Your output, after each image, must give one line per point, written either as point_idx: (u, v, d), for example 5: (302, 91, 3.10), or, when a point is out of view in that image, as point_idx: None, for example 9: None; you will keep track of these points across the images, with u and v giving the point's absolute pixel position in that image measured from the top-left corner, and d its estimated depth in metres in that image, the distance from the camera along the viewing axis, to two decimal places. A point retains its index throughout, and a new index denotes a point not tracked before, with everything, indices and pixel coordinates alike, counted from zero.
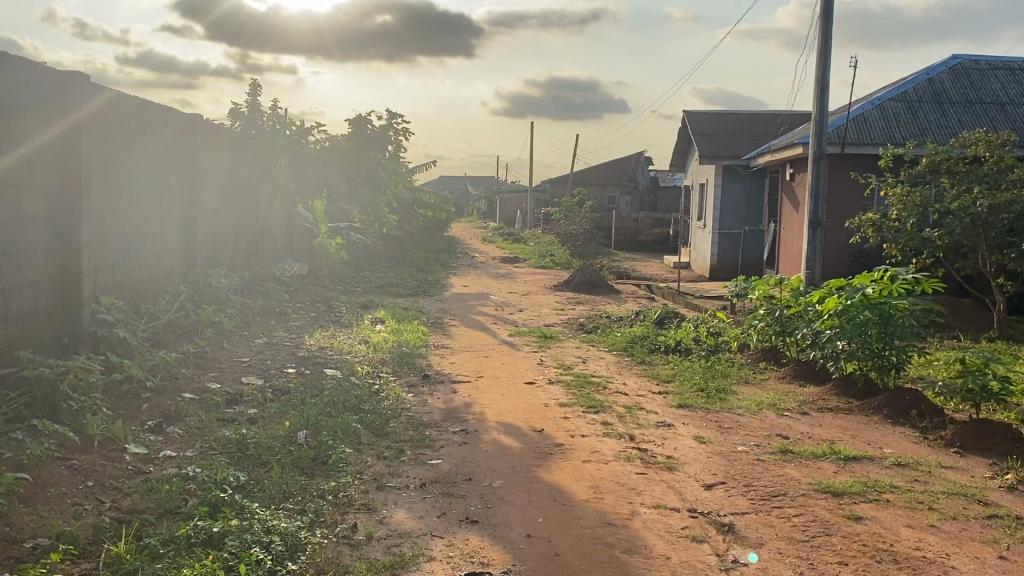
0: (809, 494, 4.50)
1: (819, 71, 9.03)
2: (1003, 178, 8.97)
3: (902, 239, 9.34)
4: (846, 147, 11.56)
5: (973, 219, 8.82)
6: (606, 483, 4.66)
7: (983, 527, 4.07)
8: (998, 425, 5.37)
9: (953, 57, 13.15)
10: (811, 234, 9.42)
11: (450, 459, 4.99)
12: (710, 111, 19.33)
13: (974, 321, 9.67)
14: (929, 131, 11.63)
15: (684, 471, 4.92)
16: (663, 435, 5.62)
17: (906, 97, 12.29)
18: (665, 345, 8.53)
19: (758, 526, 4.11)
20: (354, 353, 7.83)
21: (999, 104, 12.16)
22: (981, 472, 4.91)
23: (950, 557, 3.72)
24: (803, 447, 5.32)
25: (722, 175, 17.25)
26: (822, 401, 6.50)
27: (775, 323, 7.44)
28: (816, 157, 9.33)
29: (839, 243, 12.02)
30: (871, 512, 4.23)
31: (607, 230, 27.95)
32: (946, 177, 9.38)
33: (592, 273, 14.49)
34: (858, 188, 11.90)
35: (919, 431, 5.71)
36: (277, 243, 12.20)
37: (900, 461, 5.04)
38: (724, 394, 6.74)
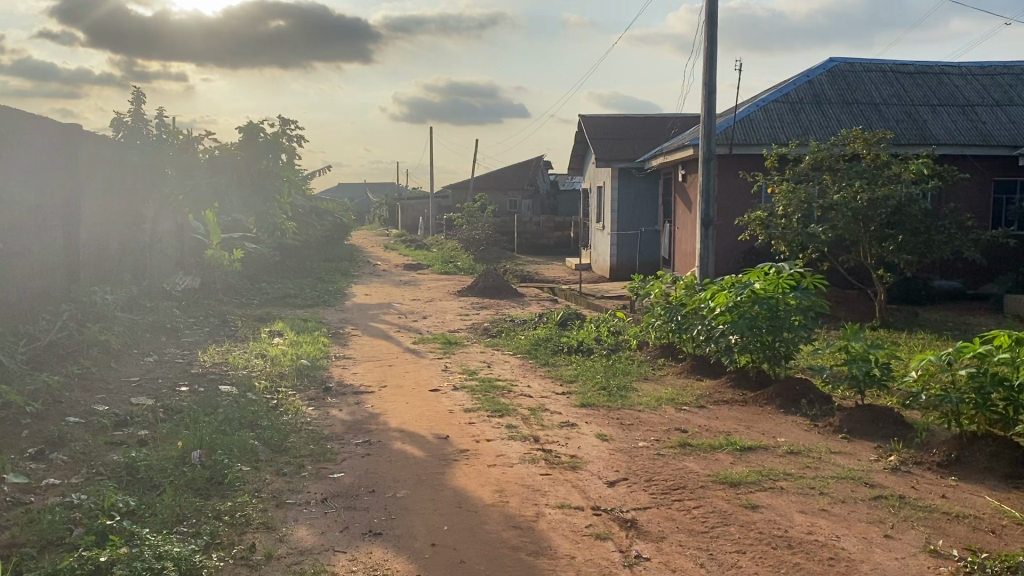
0: (708, 485, 4.62)
1: (706, 73, 9.30)
2: (880, 174, 9.42)
3: (788, 235, 9.71)
4: (734, 147, 11.89)
5: (854, 214, 9.23)
6: (511, 485, 4.66)
7: (870, 507, 4.26)
8: (881, 410, 5.63)
9: (830, 60, 13.86)
10: (703, 234, 9.67)
11: (352, 472, 4.90)
12: (605, 115, 19.66)
13: (857, 310, 10.13)
14: (810, 130, 12.14)
15: (587, 469, 4.98)
16: (567, 436, 5.66)
17: (788, 99, 12.84)
18: (567, 346, 8.63)
19: (659, 520, 4.19)
20: (250, 368, 7.61)
21: (873, 103, 12.84)
22: (866, 455, 5.14)
23: (839, 539, 3.88)
24: (701, 440, 5.46)
25: (618, 178, 17.60)
26: (718, 394, 6.69)
27: (671, 321, 7.62)
28: (705, 158, 9.60)
29: (730, 240, 12.41)
30: (766, 500, 4.38)
31: (509, 235, 28.09)
32: (828, 175, 9.80)
33: (496, 276, 14.51)
34: (746, 187, 12.30)
35: (808, 419, 5.94)
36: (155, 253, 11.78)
37: (792, 448, 5.23)
38: (625, 391, 6.85)
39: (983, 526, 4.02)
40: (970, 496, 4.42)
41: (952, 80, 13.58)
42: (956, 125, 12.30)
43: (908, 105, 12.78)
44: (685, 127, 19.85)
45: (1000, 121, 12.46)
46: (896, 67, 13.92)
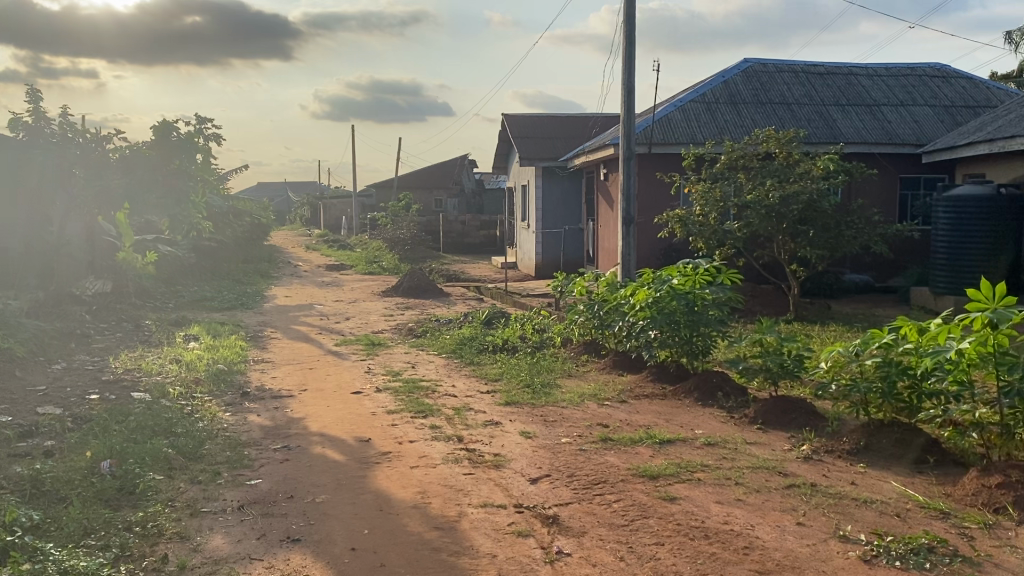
0: (628, 479, 4.69)
1: (624, 73, 9.42)
2: (792, 172, 9.70)
3: (705, 232, 9.92)
4: (654, 146, 12.09)
5: (767, 211, 9.48)
6: (433, 486, 4.64)
7: (782, 496, 4.39)
8: (794, 401, 5.81)
9: (745, 61, 14.24)
10: (625, 232, 9.80)
11: (270, 478, 4.81)
12: (528, 114, 19.75)
13: (772, 304, 10.41)
14: (726, 129, 12.42)
15: (510, 467, 4.99)
16: (490, 434, 5.66)
17: (705, 98, 13.14)
18: (492, 345, 8.64)
19: (580, 515, 4.23)
20: (164, 374, 7.38)
21: (786, 103, 13.22)
22: (780, 445, 5.29)
23: (754, 528, 3.98)
24: (622, 434, 5.53)
25: (541, 176, 17.71)
26: (639, 388, 6.79)
27: (594, 318, 7.70)
28: (625, 157, 9.73)
29: (651, 237, 12.62)
30: (684, 492, 4.46)
31: (434, 234, 27.95)
32: (743, 173, 10.05)
33: (420, 276, 14.44)
34: (665, 185, 12.52)
35: (725, 411, 6.08)
36: (62, 263, 11.39)
37: (709, 440, 5.35)
38: (549, 389, 6.89)
39: (889, 510, 4.18)
40: (878, 482, 4.59)
41: (860, 81, 14.10)
42: (864, 124, 12.75)
43: (819, 105, 13.20)
44: (606, 126, 20.09)
45: (905, 120, 12.98)
46: (808, 68, 14.37)
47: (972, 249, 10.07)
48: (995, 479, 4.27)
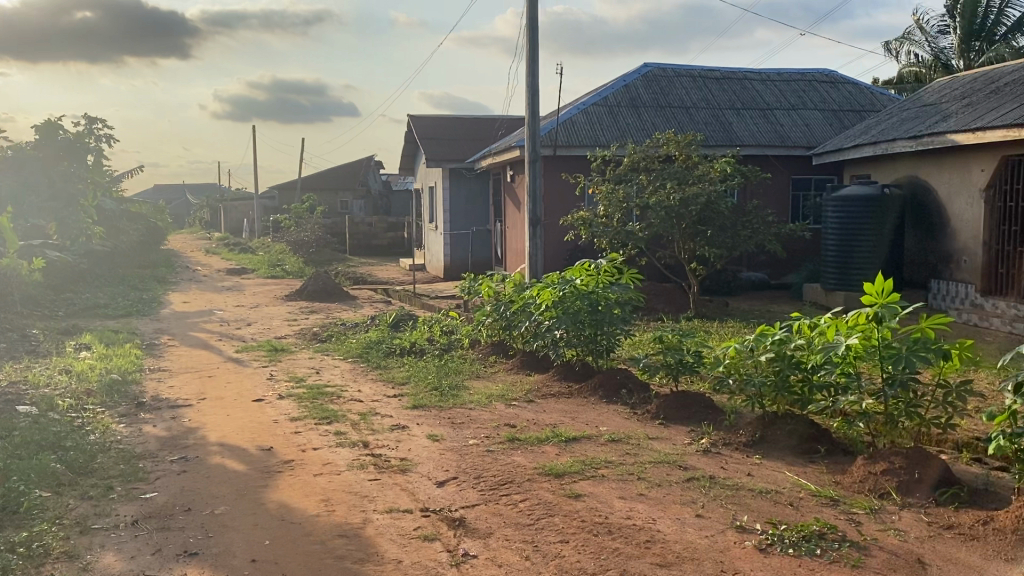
0: (534, 478, 4.73)
1: (528, 76, 9.50)
2: (691, 174, 9.98)
3: (610, 233, 10.10)
4: (558, 149, 12.22)
5: (668, 212, 9.72)
6: (337, 494, 4.58)
7: (683, 489, 4.51)
8: (694, 396, 5.98)
9: (645, 65, 14.58)
10: (532, 233, 9.88)
11: (166, 491, 4.65)
12: (434, 116, 19.70)
13: (674, 302, 10.67)
14: (628, 132, 12.66)
15: (417, 471, 4.96)
16: (397, 439, 5.62)
17: (607, 102, 13.39)
18: (399, 348, 8.57)
19: (487, 516, 4.25)
20: (52, 386, 7.04)
21: (684, 107, 13.58)
22: (681, 439, 5.43)
23: (655, 522, 4.08)
24: (529, 434, 5.57)
25: (448, 178, 17.68)
26: (545, 388, 6.85)
27: (500, 319, 7.73)
28: (530, 159, 9.80)
29: (557, 238, 12.76)
30: (589, 489, 4.53)
31: (340, 236, 27.55)
32: (645, 175, 10.27)
33: (325, 279, 14.23)
34: (570, 187, 12.67)
35: (629, 408, 6.20)
36: None
37: (613, 437, 5.45)
38: (456, 391, 6.89)
39: (782, 499, 4.35)
40: (772, 472, 4.77)
41: (754, 85, 14.60)
42: (758, 127, 13.22)
43: (716, 109, 13.61)
44: (511, 129, 20.21)
45: (796, 124, 13.51)
46: (704, 73, 14.80)
47: (861, 248, 10.56)
48: (880, 466, 4.50)
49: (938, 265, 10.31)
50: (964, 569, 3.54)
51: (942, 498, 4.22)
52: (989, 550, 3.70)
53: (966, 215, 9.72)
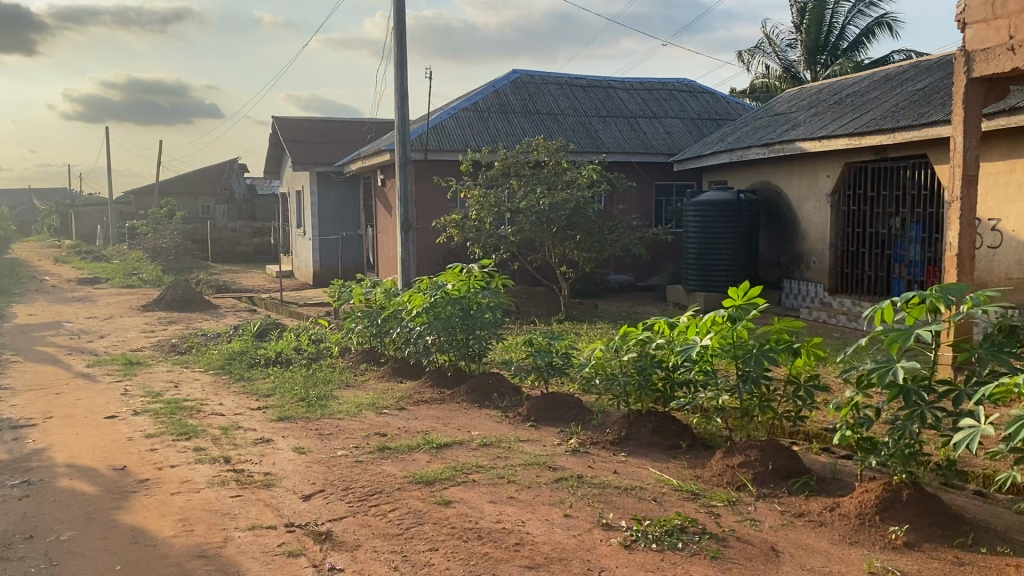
0: (404, 487, 4.66)
1: (397, 80, 9.42)
2: (560, 179, 10.15)
3: (481, 237, 10.12)
4: (429, 153, 12.16)
5: (538, 216, 9.84)
6: (196, 513, 4.38)
7: (552, 490, 4.56)
8: (563, 397, 6.08)
9: (513, 72, 14.75)
10: (403, 238, 9.79)
11: (5, 518, 4.32)
12: (301, 119, 19.24)
13: (545, 305, 10.82)
14: (498, 137, 12.75)
15: (281, 485, 4.81)
16: (261, 452, 5.42)
17: (476, 108, 13.47)
18: (264, 358, 8.30)
19: (355, 528, 4.16)
20: None
21: (552, 113, 13.81)
22: (551, 440, 5.49)
23: (525, 524, 4.10)
24: (399, 442, 5.50)
25: (317, 182, 17.31)
26: (417, 394, 6.79)
27: (371, 325, 7.61)
28: (400, 163, 9.69)
29: (429, 242, 12.71)
30: (459, 495, 4.51)
31: (202, 242, 26.49)
32: (515, 180, 10.37)
33: (185, 288, 13.62)
34: (440, 192, 12.64)
35: (501, 411, 6.23)
36: None
37: (484, 441, 5.45)
38: (325, 401, 6.72)
39: (647, 495, 4.47)
40: (637, 469, 4.89)
41: (618, 94, 15.01)
42: (623, 134, 13.59)
43: (582, 115, 13.91)
44: (380, 133, 20.01)
45: (658, 131, 13.98)
46: (570, 80, 15.11)
47: (719, 252, 11.01)
48: (737, 459, 4.69)
49: (790, 266, 10.90)
50: (814, 554, 3.73)
51: (794, 487, 4.45)
52: (835, 535, 3.93)
53: (814, 218, 10.31)
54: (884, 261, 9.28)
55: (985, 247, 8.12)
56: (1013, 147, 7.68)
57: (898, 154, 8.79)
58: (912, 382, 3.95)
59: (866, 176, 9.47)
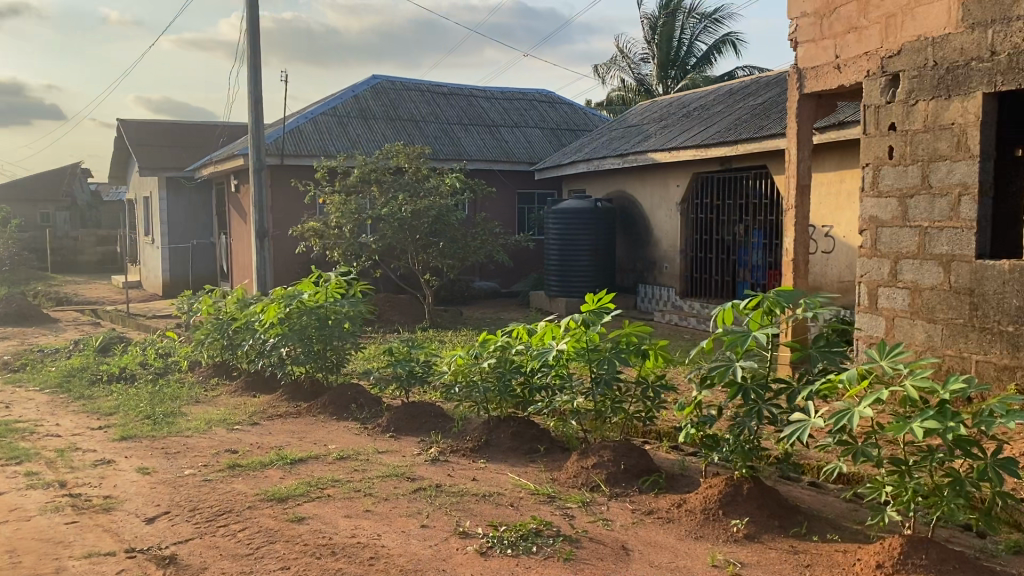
0: (255, 505, 4.51)
1: (251, 83, 9.14)
2: (421, 187, 10.11)
3: (341, 244, 9.94)
4: (285, 158, 11.84)
5: (399, 223, 9.77)
6: (26, 543, 4.08)
7: (409, 501, 4.52)
8: (423, 406, 6.07)
9: (373, 77, 14.63)
10: (259, 246, 9.49)
11: None
12: (149, 121, 18.34)
13: (408, 313, 10.74)
14: (357, 143, 12.58)
15: (122, 509, 4.55)
16: (99, 475, 5.11)
17: (336, 113, 13.26)
18: (107, 375, 7.85)
19: (201, 550, 3.98)
20: None
21: (413, 120, 13.75)
22: (409, 450, 5.45)
23: (381, 537, 4.05)
24: (251, 459, 5.32)
25: (167, 188, 16.55)
26: (272, 408, 6.60)
27: (223, 337, 7.33)
28: (255, 168, 9.40)
29: (287, 250, 12.41)
30: (313, 510, 4.40)
31: (40, 251, 24.80)
32: (376, 187, 10.26)
33: (21, 301, 12.70)
34: (299, 199, 12.36)
35: (359, 422, 6.13)
36: None
37: (341, 454, 5.35)
38: (172, 418, 6.42)
39: (504, 501, 4.50)
40: (496, 475, 4.93)
41: (479, 102, 15.14)
42: (484, 142, 13.70)
43: (444, 122, 13.93)
44: (233, 137, 19.31)
45: (519, 140, 14.18)
46: (431, 87, 15.10)
47: (579, 258, 11.26)
48: (591, 460, 4.81)
49: (645, 271, 11.29)
50: (661, 550, 3.86)
51: (645, 486, 4.60)
52: (682, 530, 4.08)
53: (667, 225, 10.71)
54: (731, 266, 9.71)
55: (819, 252, 8.67)
56: (842, 160, 8.24)
57: (743, 165, 9.27)
58: (751, 381, 4.15)
59: (713, 185, 9.92)
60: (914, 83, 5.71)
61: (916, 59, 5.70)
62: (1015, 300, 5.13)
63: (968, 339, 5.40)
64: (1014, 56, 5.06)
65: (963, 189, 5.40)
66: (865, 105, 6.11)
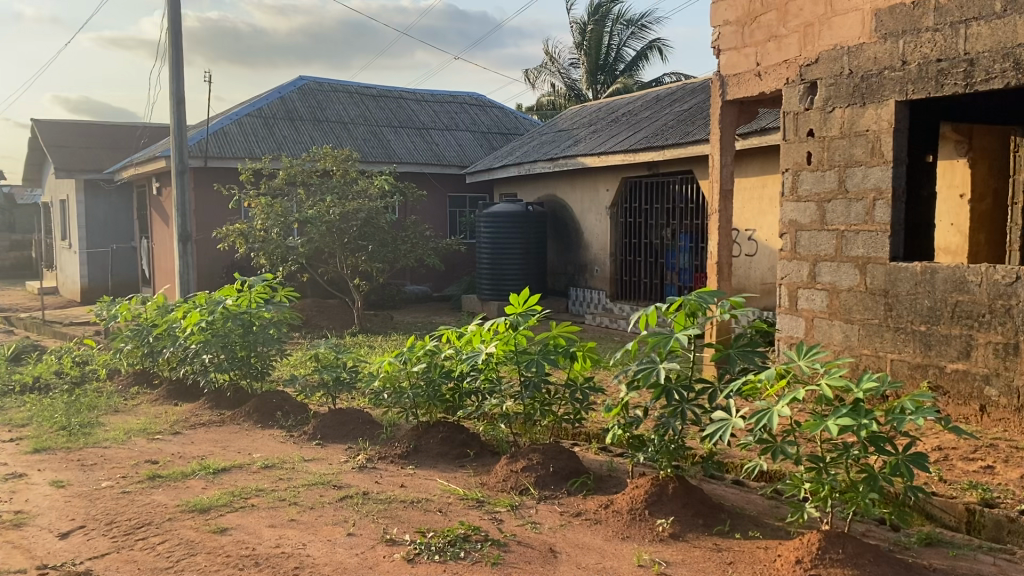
0: (175, 516, 4.39)
1: (173, 82, 8.91)
2: (349, 190, 10.00)
3: (267, 248, 9.77)
4: (209, 160, 11.58)
5: (327, 227, 9.64)
6: None
7: (335, 509, 4.46)
8: (350, 412, 6.01)
9: (300, 78, 14.43)
10: (182, 250, 9.25)
11: None
12: (66, 121, 17.72)
13: (337, 318, 10.60)
14: (284, 145, 12.39)
15: (34, 524, 4.38)
16: (9, 490, 4.91)
17: (262, 114, 13.03)
18: (19, 385, 7.55)
19: (119, 565, 3.85)
20: None
21: (342, 122, 13.60)
22: (336, 458, 5.38)
23: (305, 546, 3.98)
24: (172, 469, 5.18)
25: (85, 191, 16.06)
26: (194, 417, 6.44)
27: (143, 344, 7.11)
28: (177, 170, 9.16)
29: (212, 254, 12.17)
30: (235, 521, 4.30)
31: None
32: (303, 190, 10.12)
33: None
34: (223, 202, 12.10)
35: (285, 430, 6.03)
36: None
37: (266, 463, 5.25)
38: (89, 428, 6.21)
39: (432, 506, 4.47)
40: (424, 481, 4.89)
41: (409, 105, 15.06)
42: (414, 145, 13.64)
43: (373, 125, 13.82)
44: (155, 138, 18.81)
45: (450, 143, 14.15)
46: (360, 89, 14.96)
47: (510, 261, 11.30)
48: (520, 464, 4.82)
49: (576, 274, 11.38)
50: (588, 552, 3.88)
51: (573, 488, 4.63)
52: (609, 531, 4.11)
53: (597, 229, 10.82)
54: (659, 269, 9.86)
55: (743, 255, 8.86)
56: (765, 165, 8.44)
57: (670, 169, 9.42)
58: (675, 382, 4.21)
59: (642, 190, 10.06)
60: (830, 91, 5.90)
61: (832, 67, 5.88)
62: (927, 301, 5.32)
63: (883, 339, 5.60)
64: (924, 65, 5.26)
65: (877, 194, 5.58)
66: (784, 111, 6.28)
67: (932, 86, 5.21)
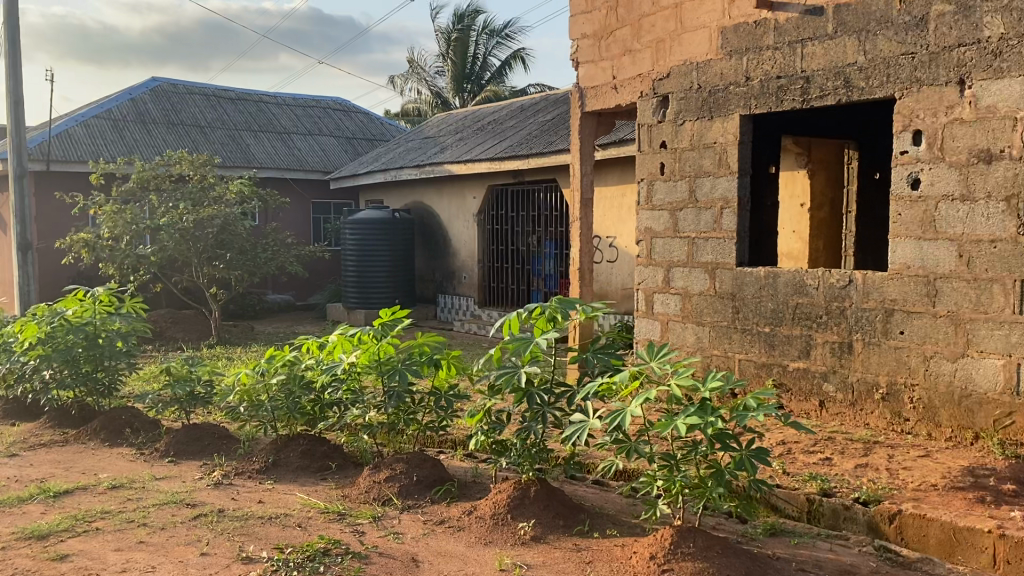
0: (10, 545, 4.10)
1: (10, 81, 8.35)
2: (205, 196, 9.64)
3: (117, 257, 9.29)
4: (52, 164, 10.90)
5: (181, 234, 9.26)
6: None
7: (187, 528, 4.28)
8: (205, 427, 5.80)
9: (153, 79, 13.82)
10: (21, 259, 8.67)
11: None
12: None
13: (195, 329, 10.18)
14: (135, 149, 11.82)
15: None
16: None
17: (111, 116, 12.40)
18: None
19: None
20: None
21: (198, 126, 13.11)
22: (190, 475, 5.18)
23: (155, 569, 3.81)
24: (7, 494, 4.84)
25: None
26: (34, 437, 6.06)
27: None
28: (15, 174, 8.57)
29: (55, 264, 11.46)
30: (78, 546, 4.06)
31: None
32: (156, 195, 9.69)
33: None
34: (68, 208, 11.44)
35: (135, 448, 5.76)
36: None
37: (113, 483, 4.98)
38: None
39: (292, 521, 4.37)
40: (284, 496, 4.77)
41: (270, 109, 14.69)
42: (276, 150, 13.30)
43: (232, 129, 13.39)
44: None
45: (313, 148, 13.88)
46: (218, 92, 14.47)
47: (377, 270, 11.18)
48: (383, 474, 4.78)
49: (444, 281, 11.43)
50: (451, 559, 3.89)
51: (437, 496, 4.64)
52: (472, 537, 4.14)
53: (465, 236, 10.88)
54: (525, 275, 10.01)
55: (604, 262, 9.12)
56: (623, 175, 8.73)
57: (534, 178, 9.59)
58: (535, 386, 4.29)
59: (507, 198, 10.19)
60: (681, 105, 6.18)
61: (682, 82, 6.16)
62: (770, 303, 5.64)
63: (731, 340, 5.89)
64: (766, 82, 5.59)
65: (724, 204, 5.87)
66: (639, 124, 6.53)
67: (773, 101, 5.55)
